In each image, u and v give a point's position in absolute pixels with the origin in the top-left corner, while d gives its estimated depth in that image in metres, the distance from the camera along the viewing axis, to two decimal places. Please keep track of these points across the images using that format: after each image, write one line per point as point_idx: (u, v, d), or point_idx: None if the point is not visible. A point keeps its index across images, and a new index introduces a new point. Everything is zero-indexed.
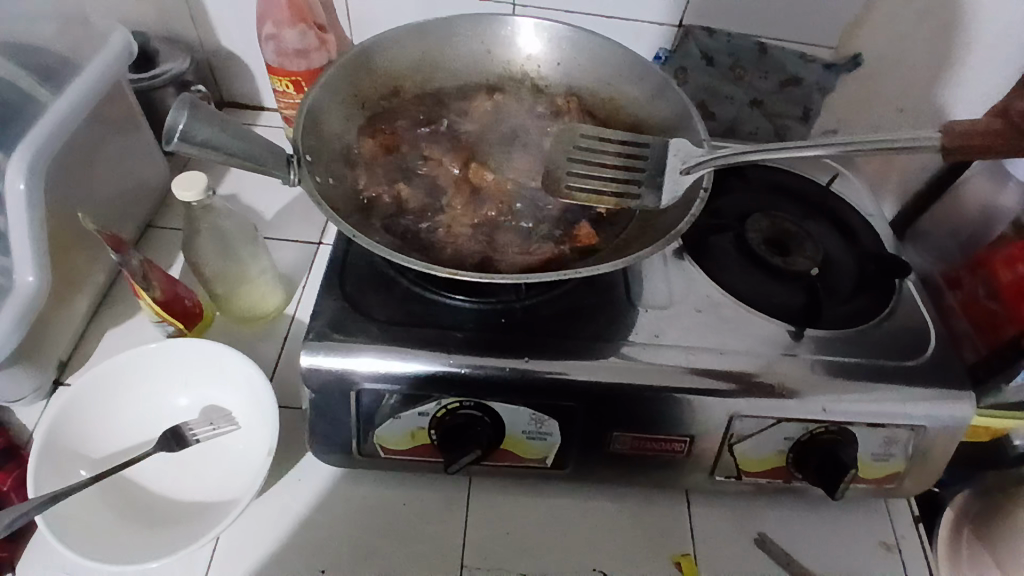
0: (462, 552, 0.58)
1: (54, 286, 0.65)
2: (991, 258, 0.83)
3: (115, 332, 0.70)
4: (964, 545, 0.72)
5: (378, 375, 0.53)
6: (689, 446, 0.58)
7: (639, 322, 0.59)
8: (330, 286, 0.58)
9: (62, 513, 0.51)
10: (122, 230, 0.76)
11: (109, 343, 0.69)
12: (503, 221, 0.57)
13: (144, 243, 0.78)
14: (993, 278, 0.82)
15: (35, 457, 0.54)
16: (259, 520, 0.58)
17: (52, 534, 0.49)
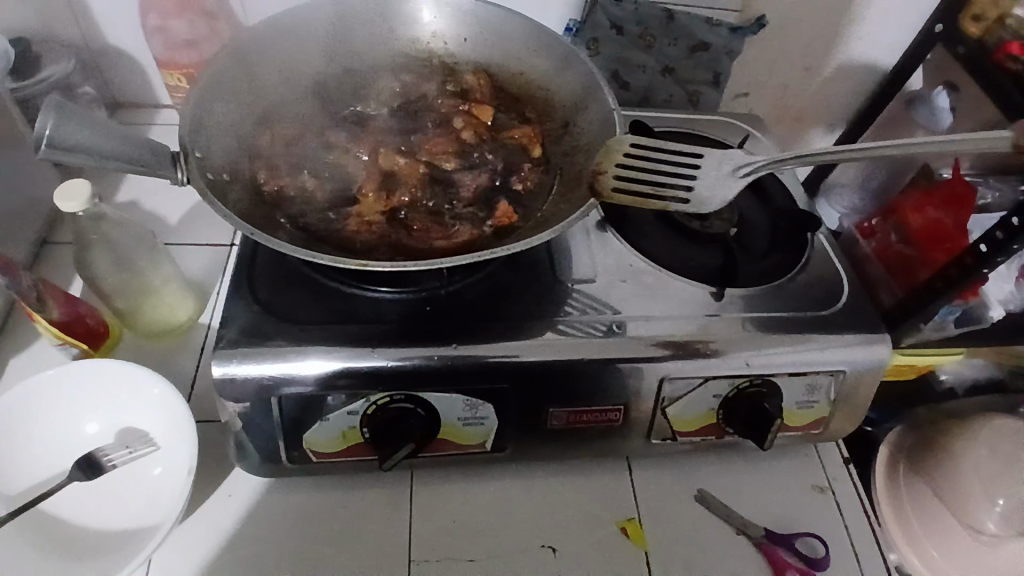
0: (410, 545, 0.57)
1: None
2: (902, 206, 0.92)
3: (14, 361, 0.65)
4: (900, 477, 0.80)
5: (298, 378, 0.51)
6: (624, 414, 0.59)
7: (567, 297, 0.59)
8: (241, 291, 0.56)
9: None
10: (12, 251, 0.70)
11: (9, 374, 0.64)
12: (418, 206, 0.55)
13: (40, 263, 0.73)
14: (904, 224, 0.91)
15: None
16: (193, 539, 0.55)
17: None
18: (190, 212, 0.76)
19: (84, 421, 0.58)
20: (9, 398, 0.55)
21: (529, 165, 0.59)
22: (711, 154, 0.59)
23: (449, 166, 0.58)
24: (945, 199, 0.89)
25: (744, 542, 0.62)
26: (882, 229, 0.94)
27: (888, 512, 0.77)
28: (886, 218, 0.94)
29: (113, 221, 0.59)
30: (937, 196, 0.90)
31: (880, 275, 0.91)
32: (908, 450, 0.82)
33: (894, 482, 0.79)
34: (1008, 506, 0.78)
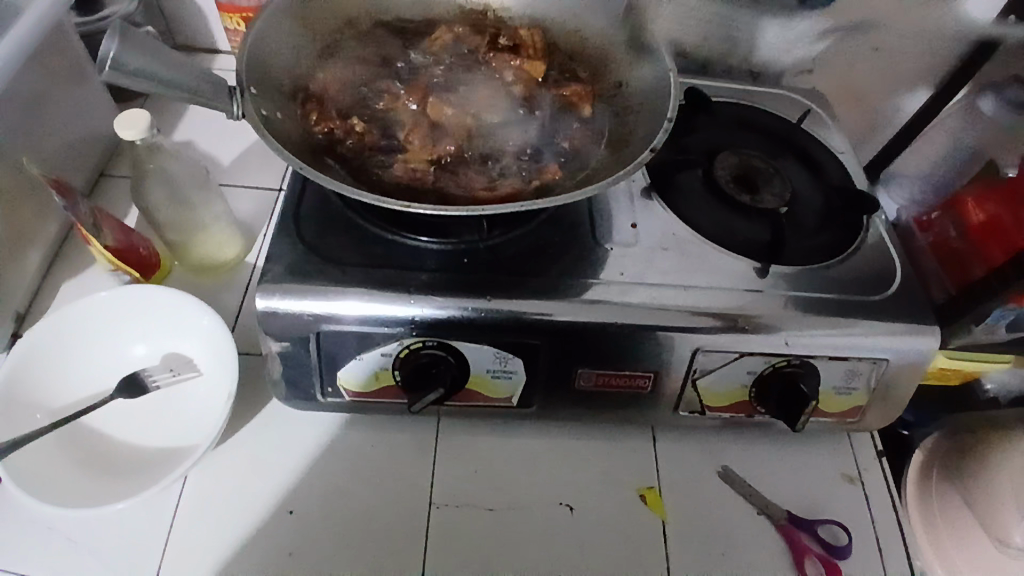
0: (431, 490, 0.58)
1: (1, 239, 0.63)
2: (962, 199, 0.88)
3: (71, 283, 0.68)
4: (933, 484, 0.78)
5: (336, 317, 0.52)
6: (653, 382, 0.58)
7: (605, 260, 0.59)
8: (285, 229, 0.56)
9: (24, 462, 0.51)
10: (72, 180, 0.73)
11: (65, 296, 0.67)
12: (464, 155, 0.55)
13: (97, 193, 0.76)
14: (963, 218, 0.87)
15: None
16: (227, 462, 0.58)
17: (14, 480, 0.49)
18: (239, 154, 0.77)
19: (132, 344, 0.60)
20: (63, 315, 0.58)
21: (578, 125, 0.58)
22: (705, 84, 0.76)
23: (496, 119, 0.57)
24: (1011, 197, 0.83)
25: (764, 522, 0.61)
26: (940, 220, 0.90)
27: (916, 515, 0.76)
28: (947, 209, 0.90)
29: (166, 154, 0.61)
30: (1003, 194, 0.84)
31: (930, 269, 0.89)
32: (942, 457, 0.81)
33: (925, 488, 0.78)
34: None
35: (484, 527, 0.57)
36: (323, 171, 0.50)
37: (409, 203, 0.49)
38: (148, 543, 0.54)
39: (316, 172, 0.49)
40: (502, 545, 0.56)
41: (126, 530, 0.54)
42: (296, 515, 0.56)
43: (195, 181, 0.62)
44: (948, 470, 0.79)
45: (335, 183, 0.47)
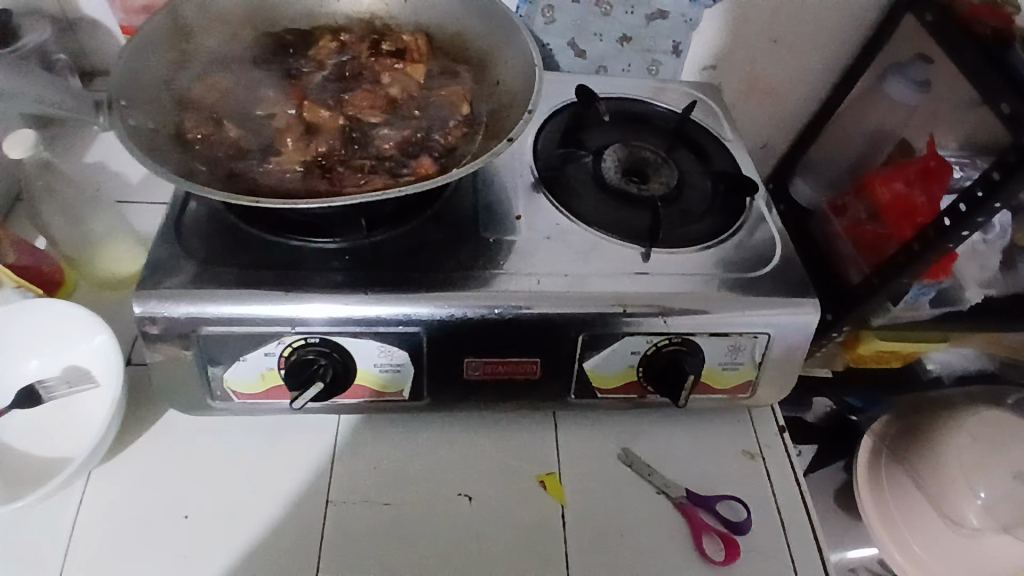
0: (329, 488, 0.58)
1: None
2: (871, 179, 0.90)
3: None
4: (884, 469, 0.94)
5: (215, 319, 0.53)
6: (541, 367, 0.59)
7: (489, 251, 0.60)
8: (167, 237, 0.57)
9: None
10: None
11: None
12: (339, 155, 0.56)
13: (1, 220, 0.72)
14: (872, 197, 0.89)
15: None
16: (125, 470, 0.57)
17: None
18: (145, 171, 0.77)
19: (27, 358, 0.59)
20: None
21: (455, 122, 0.60)
22: (604, 79, 0.80)
23: (373, 121, 0.59)
24: (916, 176, 0.86)
25: (665, 501, 0.62)
26: (853, 204, 0.93)
27: (871, 503, 0.92)
28: (858, 192, 0.92)
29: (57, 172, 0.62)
30: (909, 174, 0.87)
31: (843, 255, 0.92)
32: (890, 439, 0.96)
33: (876, 470, 0.94)
34: (990, 498, 0.90)
35: (382, 521, 0.57)
36: (193, 174, 0.52)
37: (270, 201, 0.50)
38: (42, 555, 0.52)
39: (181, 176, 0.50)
40: (400, 539, 0.56)
41: (18, 545, 0.53)
42: (193, 519, 0.55)
43: (94, 194, 0.65)
44: (899, 456, 0.94)
45: (197, 185, 0.49)
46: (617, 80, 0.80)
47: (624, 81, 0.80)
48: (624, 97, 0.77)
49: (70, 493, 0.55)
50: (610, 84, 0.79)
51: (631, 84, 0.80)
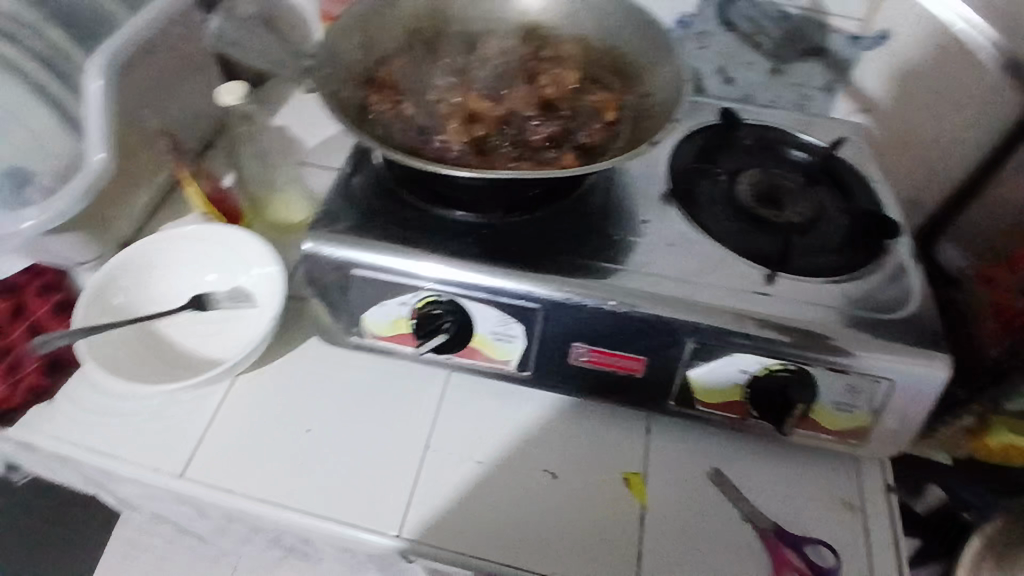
0: (429, 436, 0.63)
1: (119, 182, 0.69)
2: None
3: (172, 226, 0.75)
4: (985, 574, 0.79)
5: (365, 264, 0.60)
6: (647, 367, 0.60)
7: (615, 247, 0.63)
8: (336, 190, 0.65)
9: (98, 346, 0.61)
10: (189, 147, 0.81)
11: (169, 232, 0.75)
12: (493, 140, 0.62)
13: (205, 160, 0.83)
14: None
15: (85, 298, 0.63)
16: (263, 379, 0.65)
17: (91, 358, 0.59)
18: (318, 129, 0.86)
19: (205, 273, 0.69)
20: (154, 239, 0.68)
21: (601, 125, 0.63)
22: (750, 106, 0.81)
23: (527, 115, 0.64)
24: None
25: (749, 529, 0.61)
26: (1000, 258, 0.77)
27: None
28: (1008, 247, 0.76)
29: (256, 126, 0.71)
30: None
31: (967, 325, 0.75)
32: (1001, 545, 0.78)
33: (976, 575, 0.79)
34: None
35: (472, 478, 0.61)
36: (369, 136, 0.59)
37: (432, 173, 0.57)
38: (188, 434, 0.61)
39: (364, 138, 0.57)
40: (483, 498, 0.60)
41: (170, 422, 0.62)
42: (313, 433, 0.62)
43: None
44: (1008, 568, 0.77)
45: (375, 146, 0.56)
46: (762, 108, 0.81)
47: (770, 111, 0.80)
48: (767, 125, 0.78)
49: (217, 390, 0.64)
50: (754, 111, 0.80)
51: (776, 114, 0.80)
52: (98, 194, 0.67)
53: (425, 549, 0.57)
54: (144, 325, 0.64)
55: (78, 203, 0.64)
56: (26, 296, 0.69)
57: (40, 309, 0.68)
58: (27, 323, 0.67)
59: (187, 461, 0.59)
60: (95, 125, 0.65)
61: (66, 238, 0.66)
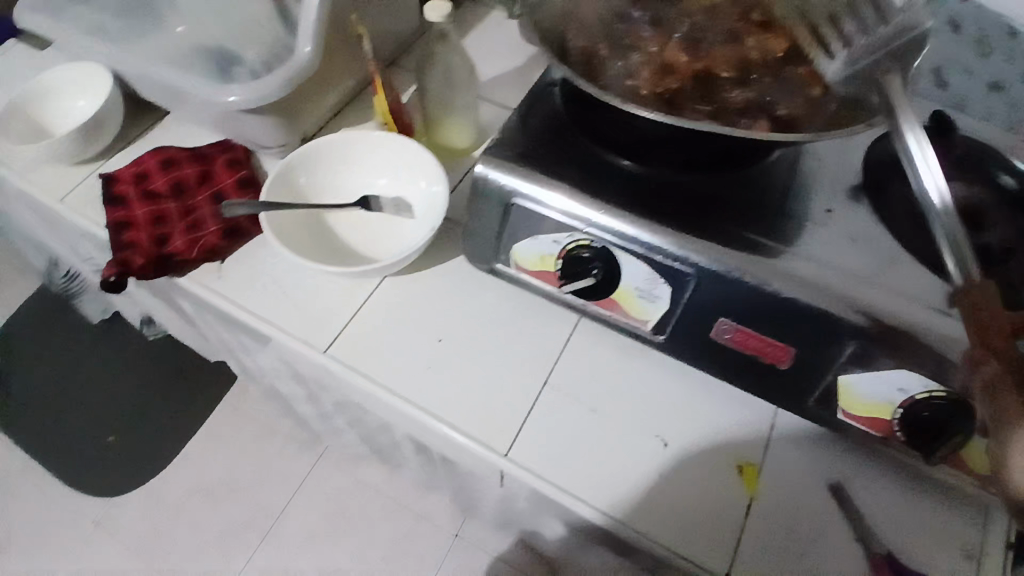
0: (551, 372, 0.65)
1: (316, 79, 0.73)
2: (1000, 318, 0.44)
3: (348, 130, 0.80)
4: None
5: (528, 195, 0.60)
6: (792, 360, 0.57)
7: (786, 231, 0.59)
8: (515, 118, 0.66)
9: (279, 220, 0.68)
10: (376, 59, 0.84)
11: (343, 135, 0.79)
12: (685, 95, 0.59)
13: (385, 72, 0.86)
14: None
15: (272, 176, 0.68)
16: (411, 284, 0.70)
17: (273, 229, 0.66)
18: (495, 61, 0.88)
19: (377, 177, 0.72)
20: (333, 136, 0.71)
21: (801, 100, 0.60)
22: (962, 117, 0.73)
23: (724, 75, 0.60)
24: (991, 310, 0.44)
25: (857, 548, 0.58)
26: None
27: None
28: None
29: (450, 45, 0.71)
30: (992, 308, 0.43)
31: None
32: None
33: None
34: None
35: (583, 423, 0.62)
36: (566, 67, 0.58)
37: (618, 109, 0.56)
38: (339, 315, 0.68)
39: (564, 68, 0.57)
40: (589, 444, 0.61)
41: (325, 300, 0.69)
42: (444, 341, 0.67)
43: (470, 75, 0.74)
44: None
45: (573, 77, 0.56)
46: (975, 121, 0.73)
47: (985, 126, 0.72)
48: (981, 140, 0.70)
49: (369, 284, 0.70)
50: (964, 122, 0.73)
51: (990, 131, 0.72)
52: (298, 88, 0.71)
53: (525, 477, 0.60)
54: (317, 212, 0.70)
55: (281, 90, 0.68)
56: (214, 165, 0.76)
57: (227, 178, 0.75)
58: (212, 188, 0.74)
59: (331, 340, 0.67)
60: (309, 19, 0.67)
61: (262, 121, 0.72)
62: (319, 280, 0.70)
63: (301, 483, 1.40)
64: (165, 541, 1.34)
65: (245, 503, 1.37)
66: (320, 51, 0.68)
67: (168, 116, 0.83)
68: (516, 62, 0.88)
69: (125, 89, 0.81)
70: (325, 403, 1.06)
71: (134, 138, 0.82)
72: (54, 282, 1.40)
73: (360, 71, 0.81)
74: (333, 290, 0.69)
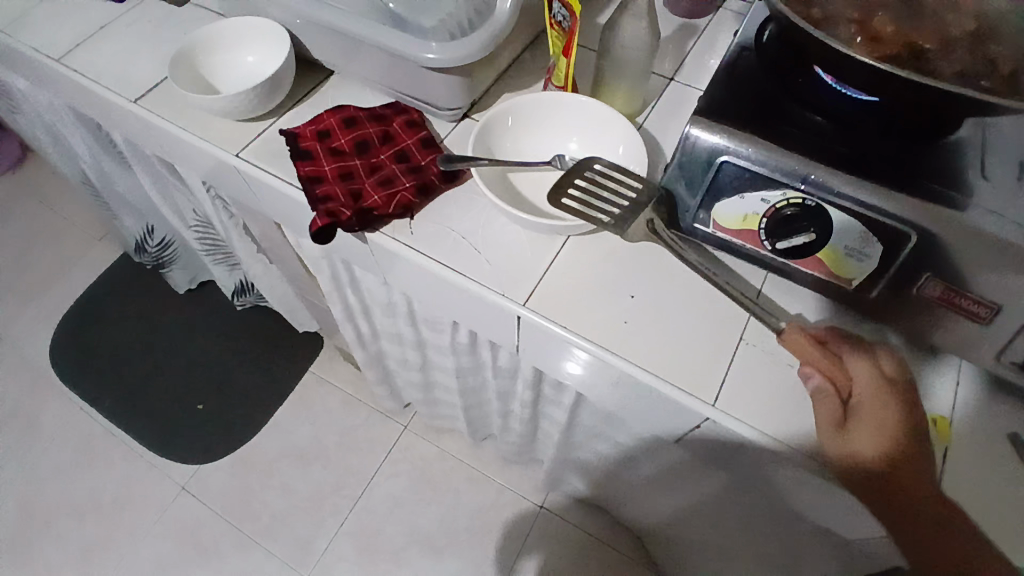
0: (744, 327, 0.67)
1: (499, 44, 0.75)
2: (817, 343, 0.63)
3: (511, 97, 0.81)
4: None
5: (739, 154, 0.62)
6: (993, 315, 0.58)
7: (984, 191, 0.59)
8: (715, 81, 0.67)
9: (483, 175, 0.72)
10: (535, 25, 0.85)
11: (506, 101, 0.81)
12: (902, 59, 0.61)
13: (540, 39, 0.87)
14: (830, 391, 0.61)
15: (476, 134, 0.72)
16: (596, 243, 0.72)
17: (481, 181, 0.71)
18: None
19: (569, 141, 0.77)
20: (526, 100, 0.75)
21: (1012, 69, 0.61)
22: None
23: (933, 44, 0.62)
24: (808, 345, 0.62)
25: None
26: (859, 392, 0.60)
27: None
28: (878, 392, 0.60)
29: (636, 7, 0.71)
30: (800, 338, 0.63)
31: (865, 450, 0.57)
32: None
33: None
34: None
35: (780, 376, 0.64)
36: (795, 28, 0.60)
37: (844, 62, 0.58)
38: (530, 271, 0.70)
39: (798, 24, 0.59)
40: (785, 395, 0.64)
41: (513, 255, 0.71)
42: (637, 299, 0.69)
43: (653, 39, 0.73)
44: None
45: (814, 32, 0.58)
46: None
47: None
48: None
49: (557, 242, 0.72)
50: None
51: None
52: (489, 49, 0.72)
53: (735, 425, 0.62)
54: (509, 171, 0.74)
55: (479, 50, 0.69)
56: (393, 125, 0.78)
57: (410, 138, 0.77)
58: (395, 147, 0.76)
59: (526, 294, 0.69)
60: None
61: (449, 80, 0.73)
62: (507, 237, 0.72)
63: (386, 451, 1.44)
64: (257, 502, 1.38)
65: (332, 469, 1.41)
66: (517, 9, 0.71)
67: (333, 76, 0.85)
68: (667, 34, 0.89)
69: (294, 49, 0.83)
70: (442, 366, 1.09)
71: (302, 97, 0.83)
72: (147, 251, 1.45)
73: (525, 38, 0.82)
74: (522, 245, 0.72)
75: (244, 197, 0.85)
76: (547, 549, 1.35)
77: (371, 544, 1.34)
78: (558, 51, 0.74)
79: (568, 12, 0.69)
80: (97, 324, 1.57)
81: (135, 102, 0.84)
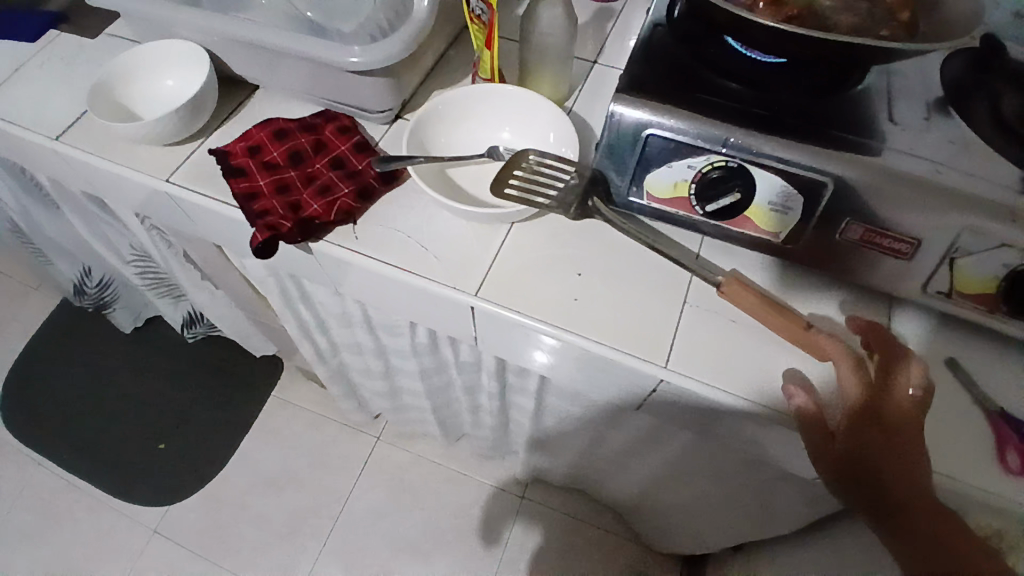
0: (687, 290, 0.70)
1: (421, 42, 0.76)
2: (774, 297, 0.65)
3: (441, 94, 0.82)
4: None
5: (663, 125, 0.64)
6: (913, 250, 0.63)
7: (892, 134, 0.63)
8: (633, 59, 0.70)
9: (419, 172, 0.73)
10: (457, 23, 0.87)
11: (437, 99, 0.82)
12: (802, 19, 0.65)
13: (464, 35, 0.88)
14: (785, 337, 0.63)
15: (408, 134, 0.73)
16: (539, 227, 0.74)
17: (417, 180, 0.71)
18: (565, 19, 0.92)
19: (501, 129, 0.78)
20: (454, 95, 0.76)
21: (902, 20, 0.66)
22: None
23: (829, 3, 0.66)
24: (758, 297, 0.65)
25: (977, 412, 0.65)
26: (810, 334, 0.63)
27: None
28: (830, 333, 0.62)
29: None
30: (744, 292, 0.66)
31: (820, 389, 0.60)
32: None
33: None
34: None
35: (727, 333, 0.68)
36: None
37: (749, 28, 0.61)
38: (478, 262, 0.71)
39: None
40: (734, 349, 0.67)
41: (460, 248, 0.72)
42: (584, 276, 0.71)
43: (571, 24, 0.75)
44: None
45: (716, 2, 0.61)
46: None
47: None
48: None
49: (501, 231, 0.74)
50: None
51: None
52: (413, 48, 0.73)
53: (691, 385, 0.65)
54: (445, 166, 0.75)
55: (402, 50, 0.69)
56: (325, 134, 0.78)
57: (343, 144, 0.77)
58: (330, 155, 0.76)
59: (478, 284, 0.70)
60: None
61: (377, 83, 0.73)
62: (452, 231, 0.73)
63: (361, 464, 1.42)
64: (234, 535, 1.34)
65: (308, 491, 1.39)
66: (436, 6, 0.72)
67: (258, 91, 0.84)
68: (587, 19, 0.92)
69: (216, 68, 0.81)
70: (405, 370, 1.09)
71: (229, 115, 0.82)
72: (87, 292, 1.41)
73: (447, 35, 0.83)
74: (467, 238, 0.73)
75: (182, 223, 0.84)
76: (534, 538, 1.36)
77: (357, 560, 1.33)
78: (480, 43, 0.75)
79: (485, 5, 0.71)
80: (43, 377, 1.51)
81: (56, 138, 0.82)
